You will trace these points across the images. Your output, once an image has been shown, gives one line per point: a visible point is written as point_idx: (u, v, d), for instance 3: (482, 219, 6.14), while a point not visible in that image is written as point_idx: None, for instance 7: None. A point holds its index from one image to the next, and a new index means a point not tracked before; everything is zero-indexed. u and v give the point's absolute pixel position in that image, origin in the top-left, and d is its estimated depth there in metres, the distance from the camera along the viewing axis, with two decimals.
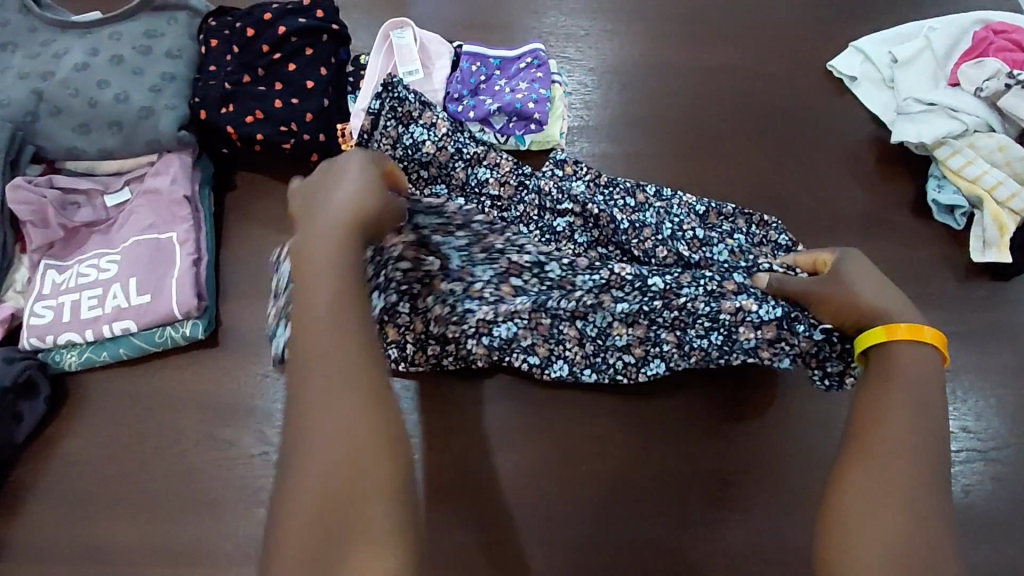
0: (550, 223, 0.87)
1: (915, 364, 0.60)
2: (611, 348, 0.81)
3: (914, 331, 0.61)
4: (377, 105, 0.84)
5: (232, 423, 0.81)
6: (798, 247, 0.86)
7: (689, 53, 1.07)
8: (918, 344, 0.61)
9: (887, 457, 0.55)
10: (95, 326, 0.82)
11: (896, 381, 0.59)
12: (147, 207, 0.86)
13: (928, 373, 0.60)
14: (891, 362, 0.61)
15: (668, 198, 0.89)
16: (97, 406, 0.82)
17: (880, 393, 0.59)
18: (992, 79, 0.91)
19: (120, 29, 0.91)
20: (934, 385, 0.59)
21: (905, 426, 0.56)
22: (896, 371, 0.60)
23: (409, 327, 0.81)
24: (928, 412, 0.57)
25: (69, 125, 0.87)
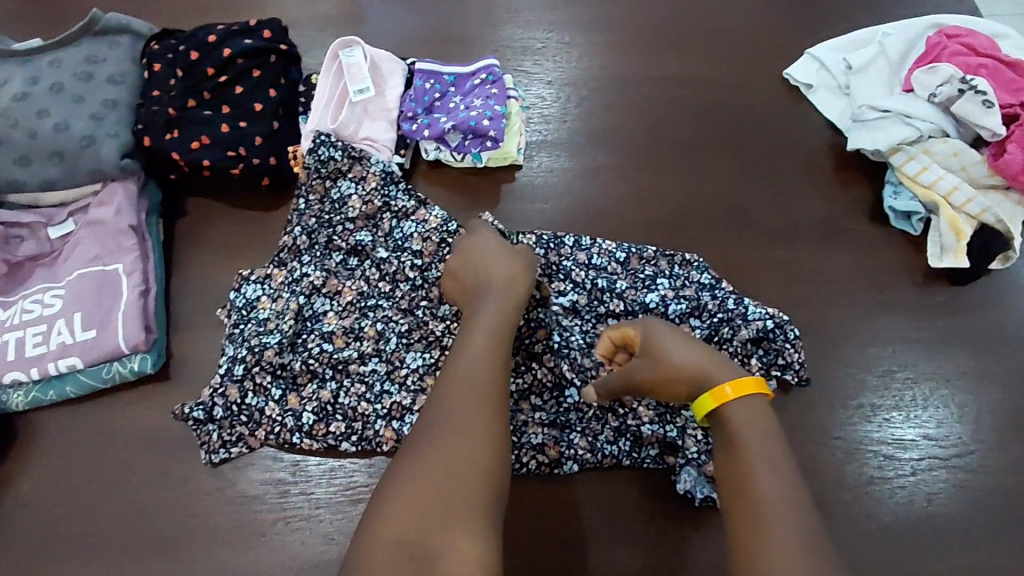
0: None
1: (750, 415, 0.64)
2: (526, 446, 0.79)
3: (739, 386, 0.66)
4: (308, 161, 0.88)
5: (186, 459, 0.79)
6: (723, 284, 0.86)
7: (647, 64, 1.07)
8: (746, 397, 0.66)
9: (765, 500, 0.59)
10: (40, 365, 0.79)
11: (747, 432, 0.63)
12: (92, 238, 0.84)
13: (762, 424, 0.64)
14: (730, 423, 0.65)
15: (587, 245, 0.88)
16: (46, 447, 0.80)
17: (731, 461, 0.62)
18: (947, 84, 0.91)
19: (59, 55, 0.88)
20: (771, 432, 0.64)
21: (764, 470, 0.60)
22: (740, 426, 0.64)
23: (313, 398, 0.79)
24: (776, 460, 0.61)
25: (7, 156, 0.84)
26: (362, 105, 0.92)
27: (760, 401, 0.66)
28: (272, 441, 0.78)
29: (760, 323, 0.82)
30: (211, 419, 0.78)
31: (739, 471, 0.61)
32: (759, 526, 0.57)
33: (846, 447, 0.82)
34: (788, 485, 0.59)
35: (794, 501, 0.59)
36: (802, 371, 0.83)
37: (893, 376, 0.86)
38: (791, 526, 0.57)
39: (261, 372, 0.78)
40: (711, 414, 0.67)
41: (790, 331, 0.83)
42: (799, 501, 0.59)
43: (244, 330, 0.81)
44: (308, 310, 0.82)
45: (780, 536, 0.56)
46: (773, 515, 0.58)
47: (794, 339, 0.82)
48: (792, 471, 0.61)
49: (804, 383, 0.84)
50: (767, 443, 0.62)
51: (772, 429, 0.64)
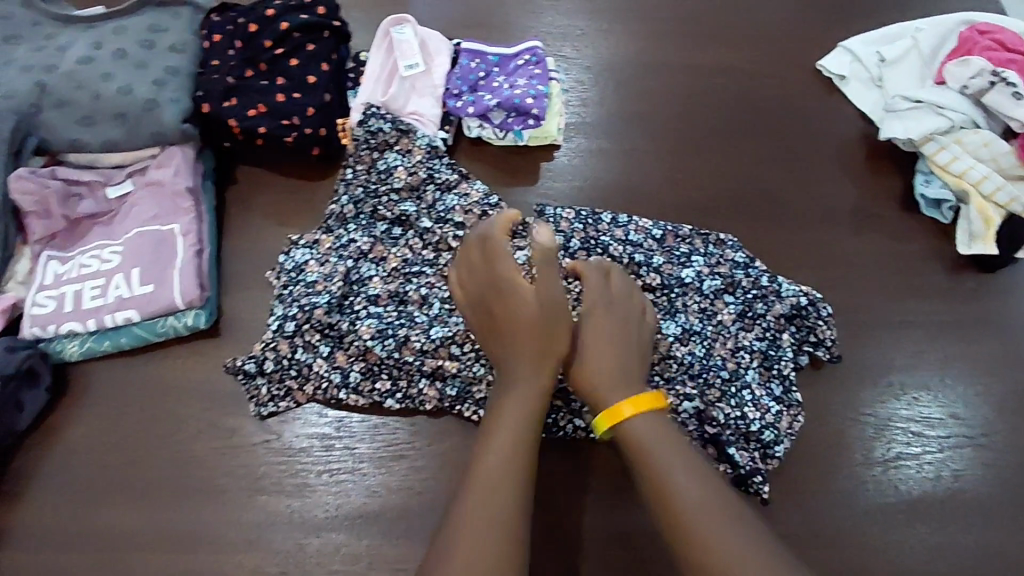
0: (511, 255, 0.88)
1: (648, 427, 0.67)
2: (564, 412, 0.81)
3: (636, 403, 0.69)
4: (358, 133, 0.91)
5: (234, 412, 0.81)
6: (757, 263, 0.88)
7: (682, 53, 1.10)
8: (644, 411, 0.69)
9: (690, 501, 0.60)
10: (97, 316, 0.82)
11: (656, 443, 0.65)
12: (150, 199, 0.87)
13: (662, 433, 0.67)
14: (635, 443, 0.66)
15: (625, 222, 0.91)
16: (99, 397, 0.83)
17: (644, 471, 0.64)
18: (978, 77, 0.93)
19: (123, 24, 0.92)
20: (670, 437, 0.66)
21: (682, 472, 0.63)
22: (647, 440, 0.66)
23: (358, 358, 0.81)
24: (682, 459, 0.64)
25: (72, 117, 0.87)
26: (411, 81, 0.96)
27: (654, 413, 0.69)
28: (319, 397, 0.81)
29: (794, 300, 0.84)
30: (262, 372, 0.81)
31: (661, 483, 0.62)
32: (695, 529, 0.58)
33: (875, 423, 0.84)
34: (704, 479, 0.62)
35: (711, 492, 0.61)
36: (834, 349, 0.85)
37: (921, 357, 0.88)
38: (726, 521, 0.58)
39: (310, 329, 0.81)
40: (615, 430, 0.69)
41: (823, 308, 0.85)
42: (717, 493, 0.61)
43: (293, 291, 0.84)
44: (353, 275, 0.85)
45: (714, 538, 0.57)
46: (698, 511, 0.59)
47: (824, 317, 0.85)
48: (699, 464, 0.64)
49: (835, 361, 0.86)
50: (671, 447, 0.65)
51: (672, 436, 0.67)
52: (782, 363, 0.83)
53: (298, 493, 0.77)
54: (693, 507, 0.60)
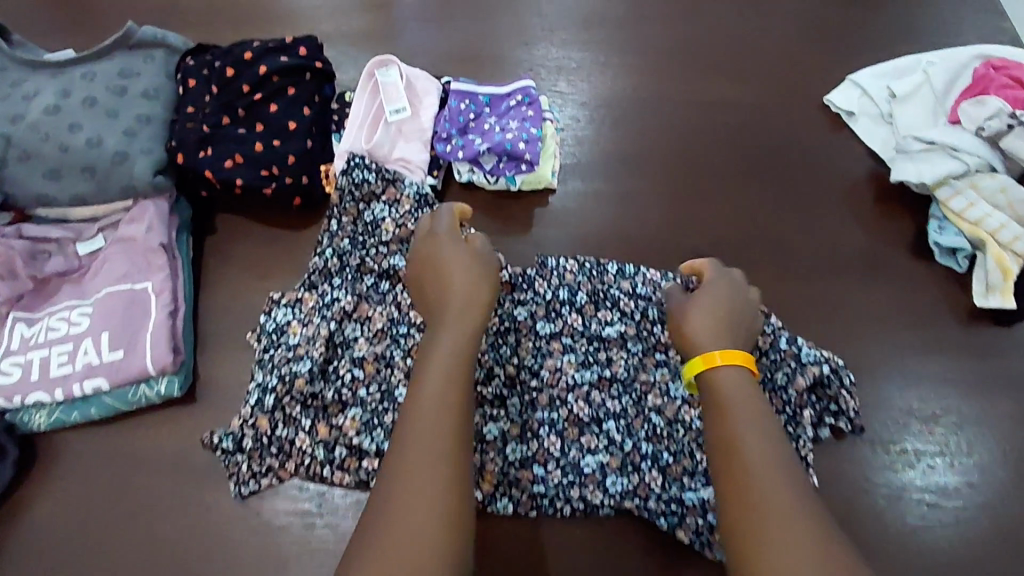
0: (510, 312, 0.83)
1: (740, 390, 0.64)
2: (560, 490, 0.76)
3: (729, 356, 0.67)
4: (343, 182, 0.86)
5: (210, 485, 0.77)
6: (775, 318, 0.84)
7: (683, 87, 1.05)
8: (734, 367, 0.66)
9: (754, 459, 0.58)
10: (65, 385, 0.78)
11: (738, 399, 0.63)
12: (121, 256, 0.82)
13: (752, 401, 0.63)
14: (720, 394, 0.64)
15: (630, 272, 0.86)
16: (69, 469, 0.79)
17: (723, 429, 0.61)
18: (996, 118, 0.88)
19: (92, 69, 0.87)
20: (759, 402, 0.63)
21: (756, 432, 0.60)
22: (729, 396, 0.63)
23: (340, 432, 0.76)
24: (769, 435, 0.60)
25: (38, 170, 0.83)
26: (397, 126, 0.91)
27: (746, 378, 0.65)
28: (300, 473, 0.76)
29: (816, 369, 0.80)
30: (240, 449, 0.77)
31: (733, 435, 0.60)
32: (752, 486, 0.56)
33: (888, 493, 0.79)
34: (782, 459, 0.58)
35: (784, 461, 0.58)
36: (856, 419, 0.81)
37: (935, 418, 0.83)
38: (787, 488, 0.56)
39: (292, 400, 0.77)
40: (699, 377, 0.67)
41: (846, 376, 0.82)
42: (783, 461, 0.58)
43: (274, 356, 0.79)
44: (338, 338, 0.80)
45: (771, 503, 0.55)
46: (767, 484, 0.56)
47: (846, 381, 0.81)
48: (785, 446, 0.60)
49: (856, 431, 0.82)
50: (760, 417, 0.61)
51: (761, 406, 0.63)
52: (800, 443, 0.78)
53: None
54: (763, 485, 0.56)
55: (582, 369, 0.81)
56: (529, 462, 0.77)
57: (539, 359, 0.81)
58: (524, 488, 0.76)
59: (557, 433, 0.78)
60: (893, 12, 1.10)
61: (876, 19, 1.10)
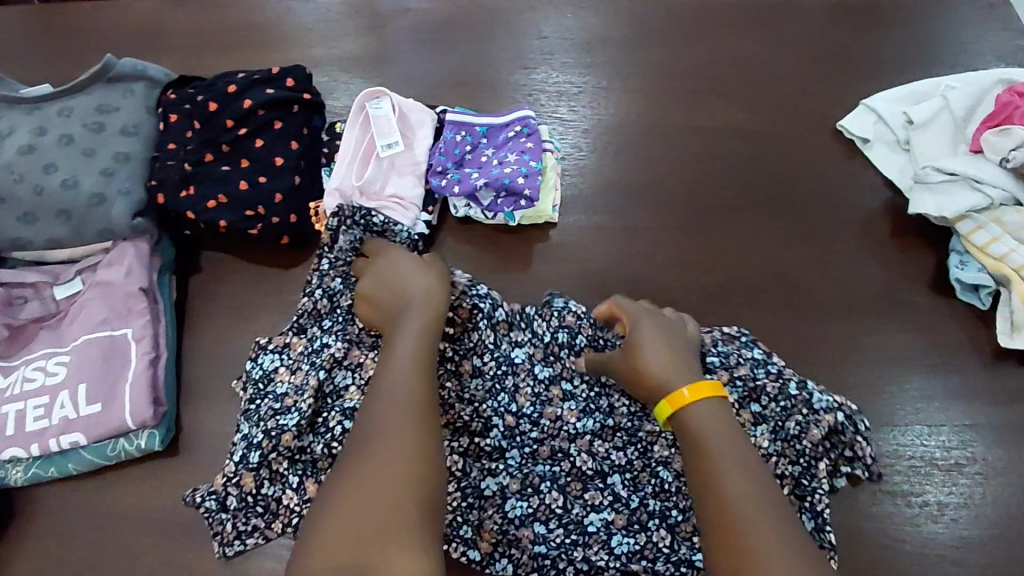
0: (508, 355, 0.78)
1: (715, 417, 0.64)
2: (564, 552, 0.71)
3: (698, 390, 0.66)
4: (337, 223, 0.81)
5: (193, 546, 0.73)
6: (772, 356, 0.80)
7: (688, 112, 1.01)
8: (704, 399, 0.66)
9: (738, 493, 0.58)
10: (40, 441, 0.74)
11: (712, 429, 0.63)
12: (100, 301, 0.79)
13: (727, 424, 0.64)
14: (695, 424, 0.64)
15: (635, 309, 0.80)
16: (46, 528, 0.75)
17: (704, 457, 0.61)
18: (1021, 149, 0.83)
19: (69, 104, 0.83)
20: (734, 432, 0.63)
21: (736, 464, 0.60)
22: (702, 426, 0.64)
23: None
24: (745, 459, 0.61)
25: (12, 214, 0.79)
26: (389, 160, 0.87)
27: (721, 406, 0.66)
28: (289, 532, 0.72)
29: (831, 418, 0.74)
30: (225, 508, 0.72)
31: (715, 471, 0.60)
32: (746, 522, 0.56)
33: (911, 550, 0.74)
34: (764, 486, 0.59)
35: (766, 492, 0.59)
36: (874, 465, 0.76)
37: (959, 467, 0.79)
38: (771, 522, 0.56)
39: (277, 456, 0.72)
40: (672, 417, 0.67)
41: (859, 421, 0.76)
42: (766, 492, 0.58)
43: (260, 407, 0.75)
44: (325, 387, 0.74)
45: (763, 541, 0.55)
46: (755, 520, 0.56)
47: (860, 424, 0.76)
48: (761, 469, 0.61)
49: (873, 477, 0.77)
50: (735, 441, 0.62)
51: (735, 430, 0.64)
52: (816, 496, 0.73)
53: None
54: (745, 513, 0.57)
55: (584, 417, 0.76)
56: (530, 522, 0.72)
57: (538, 407, 0.76)
58: (524, 548, 0.72)
59: (558, 488, 0.74)
60: (908, 31, 1.06)
61: (890, 39, 1.05)
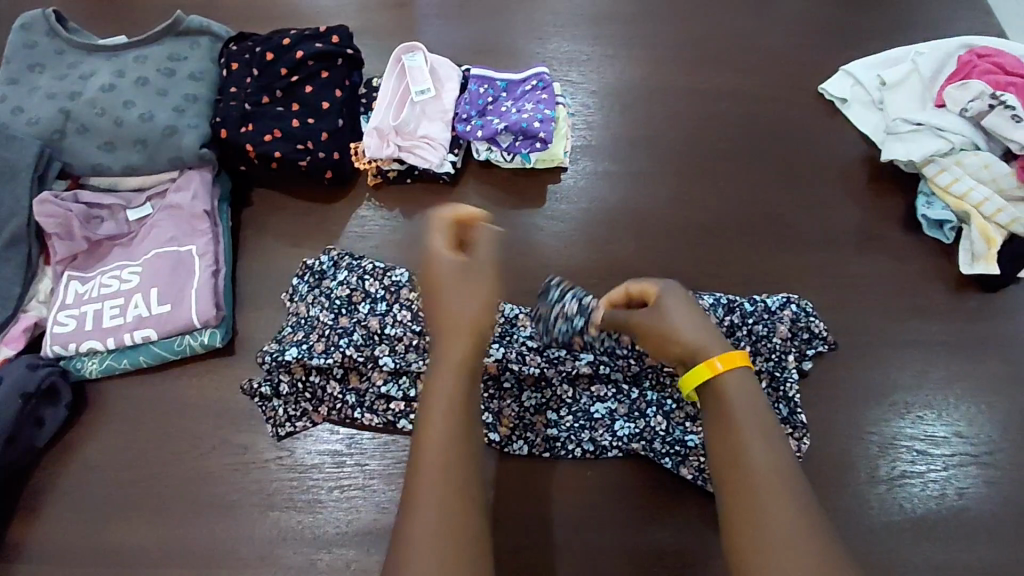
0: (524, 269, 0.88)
1: (745, 392, 0.58)
2: (572, 434, 0.82)
3: (729, 359, 0.60)
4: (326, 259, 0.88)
5: (247, 429, 0.83)
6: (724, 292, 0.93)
7: (685, 77, 1.12)
8: (736, 368, 0.59)
9: (759, 479, 0.52)
10: (116, 335, 0.85)
11: (735, 400, 0.57)
12: (168, 221, 0.90)
13: (755, 399, 0.57)
14: (723, 399, 0.58)
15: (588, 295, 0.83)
16: (116, 414, 0.85)
17: (722, 439, 0.56)
18: (977, 100, 0.95)
19: (144, 53, 0.96)
20: (760, 407, 0.57)
21: (759, 446, 0.54)
22: (728, 393, 0.58)
23: (368, 380, 0.82)
24: (768, 434, 0.55)
25: (94, 143, 0.91)
26: (421, 106, 0.99)
27: (750, 376, 0.59)
28: (332, 416, 0.82)
29: (787, 310, 0.89)
30: (276, 394, 0.82)
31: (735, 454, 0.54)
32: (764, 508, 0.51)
33: (879, 442, 0.85)
34: (790, 474, 0.53)
35: (787, 476, 0.52)
36: (830, 339, 0.89)
37: (923, 376, 0.89)
38: (793, 514, 0.50)
39: (323, 357, 0.81)
40: (700, 389, 0.60)
41: (808, 306, 0.91)
42: (792, 478, 0.53)
43: (306, 314, 0.85)
44: (364, 297, 0.85)
45: (776, 528, 0.50)
46: (779, 510, 0.50)
47: (811, 313, 0.89)
48: (785, 448, 0.55)
49: (832, 348, 0.89)
50: (758, 416, 0.56)
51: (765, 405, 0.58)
52: (788, 385, 0.84)
53: (310, 509, 0.78)
54: (760, 490, 0.52)
55: None
56: (543, 410, 0.83)
57: None
58: (538, 433, 0.82)
59: (568, 381, 0.84)
60: (884, 10, 1.18)
61: (867, 16, 1.17)
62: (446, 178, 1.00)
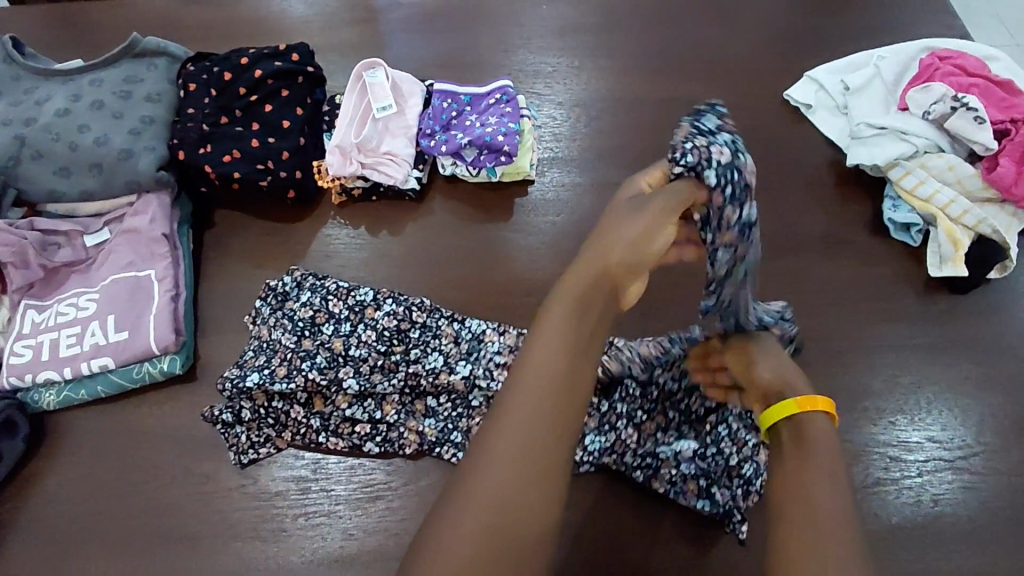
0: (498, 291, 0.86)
1: (825, 431, 0.64)
2: None
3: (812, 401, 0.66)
4: (291, 281, 0.88)
5: (209, 457, 0.81)
6: None
7: (651, 86, 1.12)
8: (820, 412, 0.66)
9: (824, 494, 0.59)
10: (73, 364, 0.83)
11: (819, 435, 0.64)
12: (126, 246, 0.88)
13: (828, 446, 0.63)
14: (805, 428, 0.65)
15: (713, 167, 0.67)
16: (76, 445, 0.83)
17: (793, 457, 0.63)
18: (939, 103, 0.95)
19: (100, 76, 0.95)
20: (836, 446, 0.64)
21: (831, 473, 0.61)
22: (811, 428, 0.65)
23: (331, 404, 0.81)
24: (835, 479, 0.60)
25: (50, 168, 0.90)
26: (384, 122, 0.98)
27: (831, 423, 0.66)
28: (297, 440, 0.81)
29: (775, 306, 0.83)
30: (239, 421, 0.81)
31: (804, 467, 0.61)
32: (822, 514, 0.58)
33: (852, 449, 0.84)
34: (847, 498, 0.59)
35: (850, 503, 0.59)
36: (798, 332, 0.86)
37: (896, 380, 0.88)
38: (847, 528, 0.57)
39: (286, 382, 0.79)
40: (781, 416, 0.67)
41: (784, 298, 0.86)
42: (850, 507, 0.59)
43: (268, 340, 0.84)
44: (328, 320, 0.85)
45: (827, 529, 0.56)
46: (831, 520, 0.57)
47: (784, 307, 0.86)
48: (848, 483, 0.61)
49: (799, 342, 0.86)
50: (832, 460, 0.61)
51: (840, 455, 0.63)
52: None
53: (273, 537, 0.77)
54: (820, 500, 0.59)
55: None
56: None
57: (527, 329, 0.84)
58: None
59: None
60: (847, 15, 1.18)
61: (832, 21, 1.18)
62: (412, 194, 0.99)
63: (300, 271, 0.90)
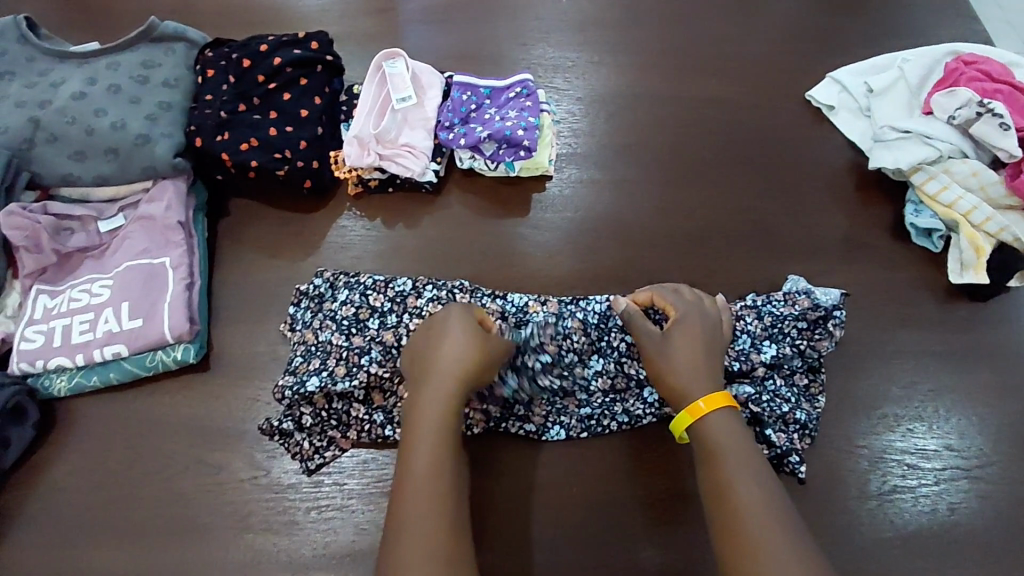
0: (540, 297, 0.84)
1: (730, 429, 0.67)
2: (580, 420, 0.81)
3: (713, 401, 0.69)
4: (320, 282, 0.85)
5: (221, 448, 0.81)
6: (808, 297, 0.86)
7: (671, 84, 1.11)
8: (719, 410, 0.68)
9: (747, 504, 0.61)
10: (85, 351, 0.82)
11: (729, 443, 0.66)
12: (141, 232, 0.87)
13: (740, 435, 0.67)
14: (709, 437, 0.67)
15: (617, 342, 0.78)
16: (86, 433, 0.82)
17: (715, 471, 0.65)
18: (965, 108, 0.94)
19: (118, 59, 0.94)
20: (747, 445, 0.66)
21: (747, 478, 0.63)
22: (719, 440, 0.67)
23: (353, 400, 0.79)
24: (751, 468, 0.64)
25: (65, 152, 0.89)
26: (402, 113, 0.97)
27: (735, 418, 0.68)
28: (340, 432, 0.79)
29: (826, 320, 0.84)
30: (300, 428, 0.79)
31: (723, 484, 0.64)
32: (758, 539, 0.59)
33: (870, 456, 0.83)
34: (771, 502, 0.61)
35: (768, 502, 0.61)
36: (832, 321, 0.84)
37: (914, 387, 0.88)
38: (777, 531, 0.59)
39: (317, 380, 0.77)
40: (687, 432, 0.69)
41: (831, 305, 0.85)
42: (772, 501, 0.61)
43: (306, 339, 0.82)
44: (368, 315, 0.82)
45: (774, 545, 0.58)
46: (759, 534, 0.59)
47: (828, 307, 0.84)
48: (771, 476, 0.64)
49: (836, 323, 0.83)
50: (747, 454, 0.65)
51: (749, 443, 0.67)
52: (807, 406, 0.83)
53: (285, 532, 0.76)
54: (750, 516, 0.60)
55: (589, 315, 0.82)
56: (570, 410, 0.82)
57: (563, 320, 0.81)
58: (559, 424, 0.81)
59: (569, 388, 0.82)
60: (869, 16, 1.17)
61: (853, 22, 1.17)
62: (429, 187, 0.97)
63: (326, 270, 0.87)
